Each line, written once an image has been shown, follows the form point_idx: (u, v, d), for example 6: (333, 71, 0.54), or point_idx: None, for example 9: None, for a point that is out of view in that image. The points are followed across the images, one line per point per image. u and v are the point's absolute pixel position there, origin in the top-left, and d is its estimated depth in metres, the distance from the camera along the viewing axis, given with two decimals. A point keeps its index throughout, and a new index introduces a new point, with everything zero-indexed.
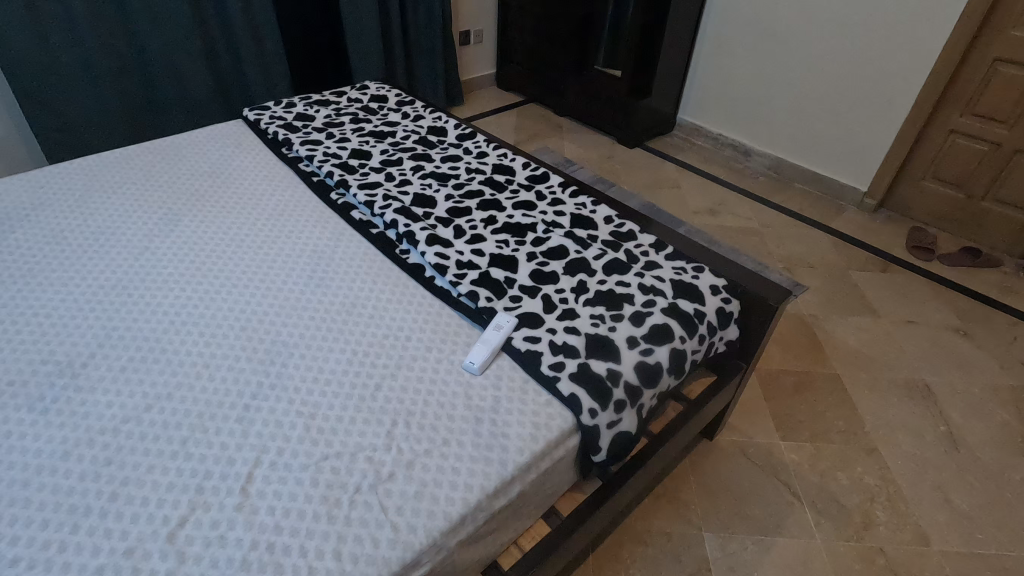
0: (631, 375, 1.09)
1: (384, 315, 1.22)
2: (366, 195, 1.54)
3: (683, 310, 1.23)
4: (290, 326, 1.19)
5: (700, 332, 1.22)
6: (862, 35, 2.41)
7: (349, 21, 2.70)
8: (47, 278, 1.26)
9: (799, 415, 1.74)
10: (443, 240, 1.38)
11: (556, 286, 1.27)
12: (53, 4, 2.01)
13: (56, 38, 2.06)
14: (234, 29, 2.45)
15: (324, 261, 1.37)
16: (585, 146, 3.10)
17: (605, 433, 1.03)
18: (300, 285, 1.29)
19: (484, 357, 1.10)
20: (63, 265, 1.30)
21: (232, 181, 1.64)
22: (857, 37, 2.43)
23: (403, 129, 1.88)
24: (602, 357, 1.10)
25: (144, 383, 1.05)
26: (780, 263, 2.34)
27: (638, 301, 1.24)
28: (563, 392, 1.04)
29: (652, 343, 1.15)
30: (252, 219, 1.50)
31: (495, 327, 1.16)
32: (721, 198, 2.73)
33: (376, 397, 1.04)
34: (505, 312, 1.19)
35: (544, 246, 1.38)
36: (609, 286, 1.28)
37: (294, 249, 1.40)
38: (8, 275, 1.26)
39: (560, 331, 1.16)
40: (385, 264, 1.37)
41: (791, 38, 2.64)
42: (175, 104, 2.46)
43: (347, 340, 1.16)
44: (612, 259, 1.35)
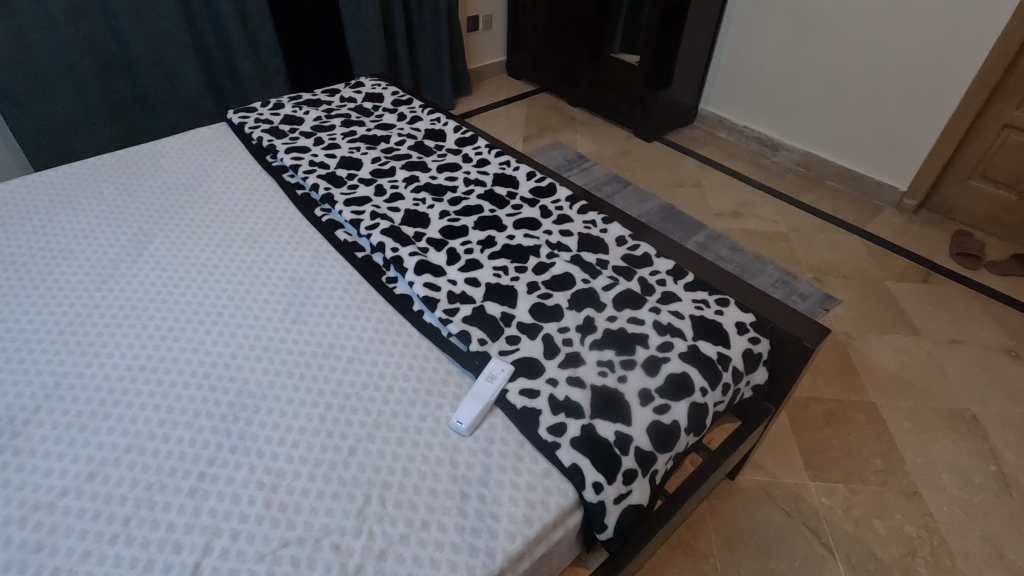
0: (643, 439, 0.94)
1: (364, 359, 1.08)
2: (353, 212, 1.39)
3: (704, 355, 1.08)
4: (259, 370, 1.06)
5: (723, 381, 1.06)
6: (905, 21, 2.19)
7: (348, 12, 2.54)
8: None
9: (831, 450, 1.58)
10: (434, 267, 1.24)
11: (560, 324, 1.12)
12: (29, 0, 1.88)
13: (33, 36, 1.93)
14: (224, 22, 2.30)
15: (302, 292, 1.23)
16: (599, 140, 2.91)
17: (613, 510, 0.89)
18: (274, 320, 1.16)
19: (475, 415, 0.96)
20: (17, 299, 1.18)
21: (208, 194, 1.51)
22: (899, 23, 2.21)
23: (398, 132, 1.73)
24: (609, 417, 0.96)
25: (89, 445, 0.93)
26: (809, 272, 2.16)
27: (653, 344, 1.09)
28: (562, 461, 0.90)
29: (668, 397, 1.00)
30: (229, 239, 1.37)
31: (488, 377, 1.02)
32: (745, 198, 2.54)
33: (349, 464, 0.91)
34: (500, 358, 1.05)
35: (547, 274, 1.23)
36: (620, 324, 1.12)
37: (271, 277, 1.27)
38: None
39: (561, 382, 1.01)
40: (370, 294, 1.23)
41: (825, 23, 2.42)
42: (164, 102, 2.32)
43: (320, 389, 1.02)
44: (623, 289, 1.19)
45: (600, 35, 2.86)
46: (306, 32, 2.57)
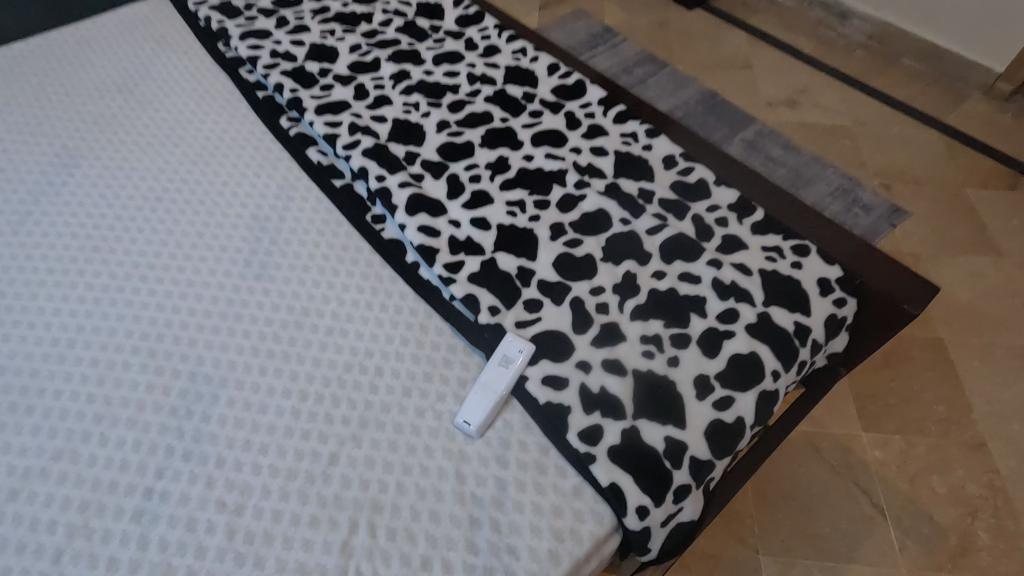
0: (698, 446, 0.74)
1: (346, 330, 0.86)
2: (327, 124, 1.09)
3: (778, 327, 0.84)
4: (216, 345, 0.84)
5: (800, 359, 0.83)
6: None
7: None
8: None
9: (887, 397, 1.40)
10: (431, 203, 0.97)
11: (593, 285, 0.88)
12: None
13: None
14: None
15: (269, 236, 0.97)
16: (631, 7, 2.42)
17: (658, 533, 0.72)
18: (234, 275, 0.92)
19: (485, 415, 0.76)
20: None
21: (149, 95, 1.19)
22: None
23: (382, 8, 1.35)
24: (656, 418, 0.75)
25: (11, 450, 0.75)
26: (876, 178, 1.84)
27: (712, 312, 0.85)
28: (598, 479, 0.71)
29: (732, 387, 0.79)
30: (176, 161, 1.08)
31: (502, 362, 0.80)
32: (803, 83, 2.13)
33: (330, 479, 0.73)
34: (517, 334, 0.83)
35: (575, 213, 0.96)
36: (669, 283, 0.88)
37: (229, 214, 1.00)
38: None
39: (595, 368, 0.79)
40: (352, 237, 0.97)
41: None
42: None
43: (293, 372, 0.82)
44: (673, 233, 0.93)
45: None
46: None
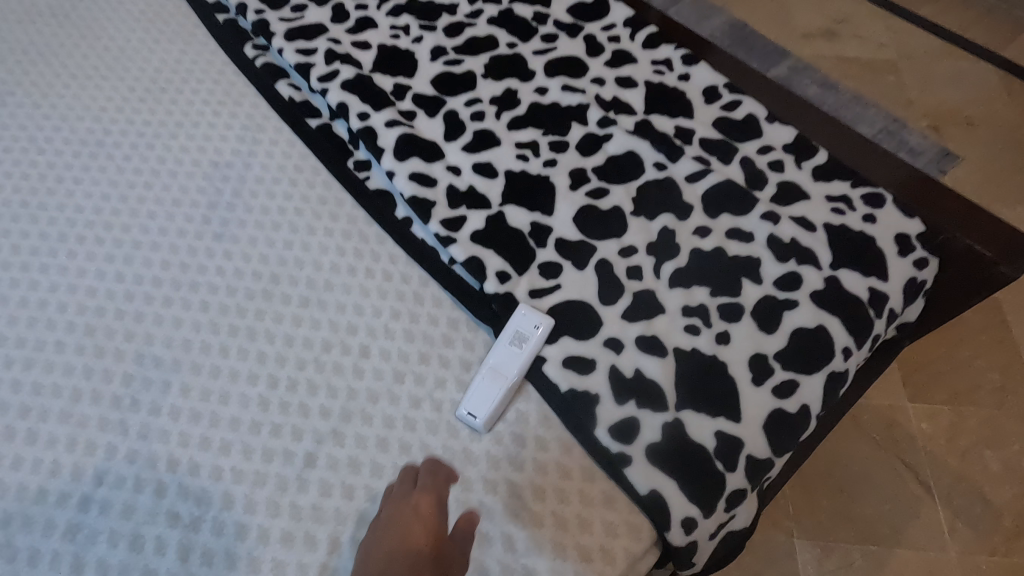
0: (755, 443, 0.61)
1: (325, 301, 0.71)
2: (300, 52, 0.91)
3: (849, 295, 0.69)
4: (168, 322, 0.70)
5: (875, 333, 0.69)
6: None
7: None
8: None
9: (938, 364, 1.25)
10: (425, 146, 0.81)
11: (622, 244, 0.72)
12: None
13: None
14: None
15: (231, 187, 0.81)
16: None
17: (705, 548, 0.60)
18: (190, 234, 0.76)
19: (494, 407, 0.62)
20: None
21: (83, 16, 0.99)
22: None
23: None
24: (704, 410, 0.61)
25: None
26: (924, 118, 1.64)
27: (769, 276, 0.70)
28: (634, 486, 0.58)
29: (796, 368, 0.64)
30: (118, 95, 0.89)
31: (515, 342, 0.65)
32: (844, 10, 1.90)
33: (306, 485, 0.60)
34: (531, 306, 0.68)
35: (600, 156, 0.80)
36: (716, 242, 0.72)
37: (182, 160, 0.83)
38: None
39: (628, 347, 0.65)
40: (331, 189, 0.81)
41: None
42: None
43: (260, 354, 0.68)
44: (720, 180, 0.76)
45: None
46: None
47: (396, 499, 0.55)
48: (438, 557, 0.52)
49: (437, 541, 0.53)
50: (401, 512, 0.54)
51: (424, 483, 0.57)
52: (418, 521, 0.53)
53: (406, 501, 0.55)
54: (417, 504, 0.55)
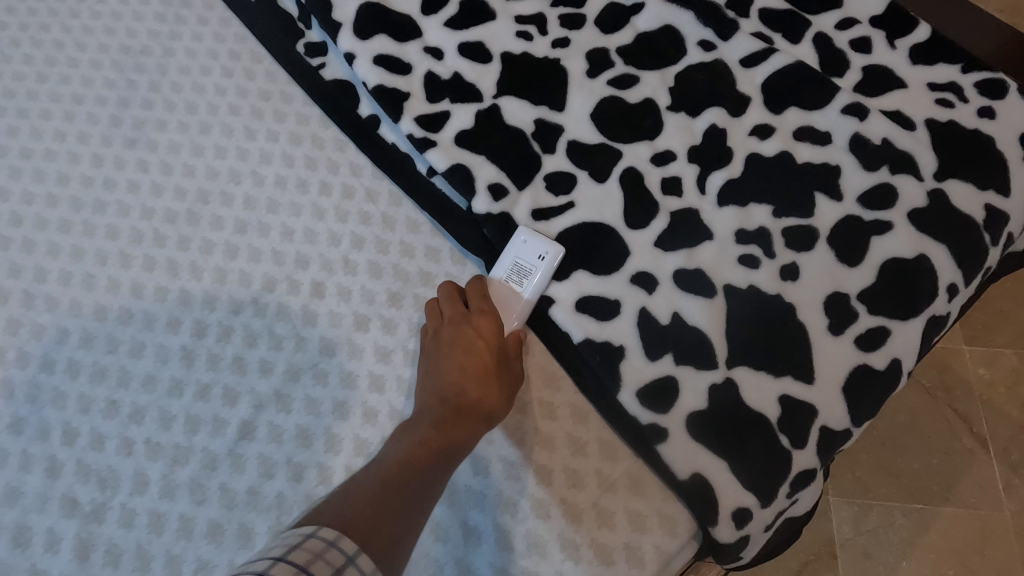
0: (831, 409, 0.46)
1: (268, 225, 0.55)
2: None
3: (958, 214, 0.51)
4: (65, 252, 0.54)
5: (987, 266, 0.52)
6: None
7: None
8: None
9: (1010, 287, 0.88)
10: (397, 21, 0.61)
11: (655, 149, 0.55)
12: None
13: None
14: None
15: (146, 77, 0.62)
16: None
17: (757, 543, 0.46)
18: (93, 140, 0.59)
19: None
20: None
21: None
22: None
23: None
24: (766, 366, 0.46)
25: None
26: None
27: (852, 190, 0.52)
28: (671, 468, 0.44)
29: (886, 312, 0.48)
30: None
31: (514, 276, 0.49)
32: None
33: (240, 463, 0.46)
34: (528, 230, 0.51)
35: (627, 34, 0.61)
36: (780, 145, 0.54)
37: (83, 41, 0.64)
38: None
39: (663, 284, 0.49)
40: (274, 78, 0.62)
41: None
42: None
43: (183, 294, 0.52)
44: (787, 62, 0.57)
45: None
46: None
47: (452, 315, 0.46)
48: (501, 375, 0.44)
49: (501, 362, 0.45)
50: (457, 332, 0.45)
51: (479, 299, 0.47)
52: (478, 341, 0.45)
53: (462, 319, 0.46)
54: (475, 323, 0.46)
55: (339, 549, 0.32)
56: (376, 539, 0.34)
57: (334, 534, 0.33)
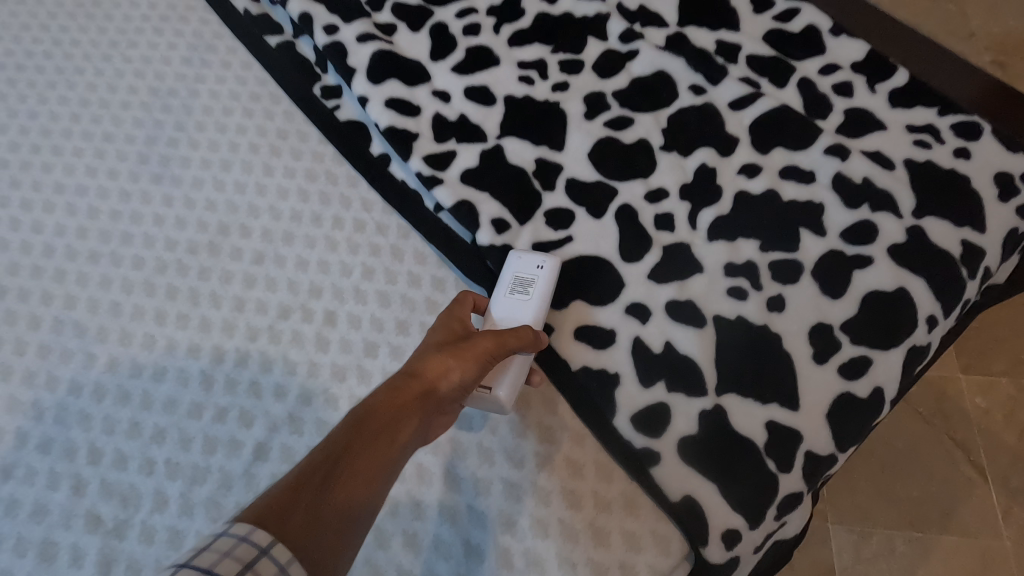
0: (816, 435, 0.48)
1: (284, 257, 0.58)
2: None
3: (936, 249, 0.54)
4: (93, 282, 0.57)
5: (966, 299, 0.55)
6: None
7: None
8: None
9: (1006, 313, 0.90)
10: (407, 66, 0.66)
11: (649, 186, 0.58)
12: None
13: None
14: None
15: (172, 117, 0.66)
16: None
17: (747, 564, 0.47)
18: (122, 176, 0.63)
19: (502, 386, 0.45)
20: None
21: None
22: None
23: None
24: (753, 393, 0.49)
25: None
26: None
27: (835, 226, 0.55)
28: (663, 490, 0.46)
29: (868, 343, 0.51)
30: (41, 9, 0.74)
31: (517, 289, 0.50)
32: None
33: (254, 483, 0.49)
34: (518, 253, 0.52)
35: (623, 78, 0.65)
36: (766, 183, 0.58)
37: (115, 84, 0.69)
38: None
39: (656, 315, 0.52)
40: (291, 118, 0.66)
41: None
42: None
43: (203, 321, 0.55)
44: (773, 106, 0.61)
45: None
46: None
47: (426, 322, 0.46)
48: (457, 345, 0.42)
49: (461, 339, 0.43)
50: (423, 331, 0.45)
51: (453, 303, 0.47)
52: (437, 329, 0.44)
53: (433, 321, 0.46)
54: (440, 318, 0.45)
55: (250, 543, 0.29)
56: (298, 528, 0.31)
57: (247, 529, 0.30)
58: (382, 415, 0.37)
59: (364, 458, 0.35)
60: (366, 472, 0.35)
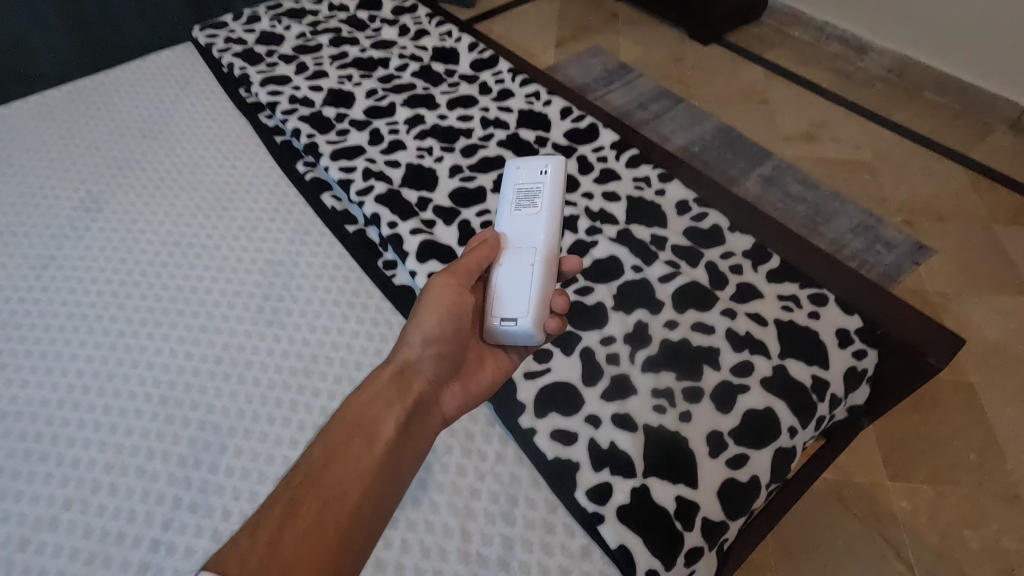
0: (711, 507, 0.72)
1: (356, 379, 0.86)
2: (341, 170, 1.11)
3: (794, 381, 0.81)
4: (226, 393, 0.85)
5: (819, 415, 0.80)
6: None
7: None
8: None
9: (919, 444, 1.33)
10: (442, 249, 0.98)
11: (603, 334, 0.87)
12: None
13: None
14: None
15: (281, 281, 0.98)
16: (646, 44, 2.49)
17: None
18: (247, 322, 0.93)
19: (538, 282, 0.70)
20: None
21: (166, 141, 1.23)
22: None
23: (399, 53, 1.40)
24: (667, 476, 0.73)
25: (24, 498, 0.76)
26: (899, 214, 1.81)
27: (725, 365, 0.83)
28: (606, 541, 0.69)
29: (746, 444, 0.76)
30: (193, 206, 1.10)
31: (525, 206, 0.78)
32: (822, 117, 2.13)
33: None
34: (528, 177, 0.81)
35: (586, 259, 0.96)
36: (682, 333, 0.86)
37: (242, 258, 1.02)
38: None
39: (606, 423, 0.78)
40: (362, 283, 0.98)
41: None
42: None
43: (301, 423, 0.82)
44: (686, 281, 0.92)
45: None
46: None
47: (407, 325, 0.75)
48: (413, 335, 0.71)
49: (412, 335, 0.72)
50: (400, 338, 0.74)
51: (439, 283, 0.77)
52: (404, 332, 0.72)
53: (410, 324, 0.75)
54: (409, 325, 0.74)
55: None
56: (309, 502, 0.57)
57: None
58: (354, 421, 0.64)
59: (353, 437, 0.63)
60: (356, 450, 0.62)
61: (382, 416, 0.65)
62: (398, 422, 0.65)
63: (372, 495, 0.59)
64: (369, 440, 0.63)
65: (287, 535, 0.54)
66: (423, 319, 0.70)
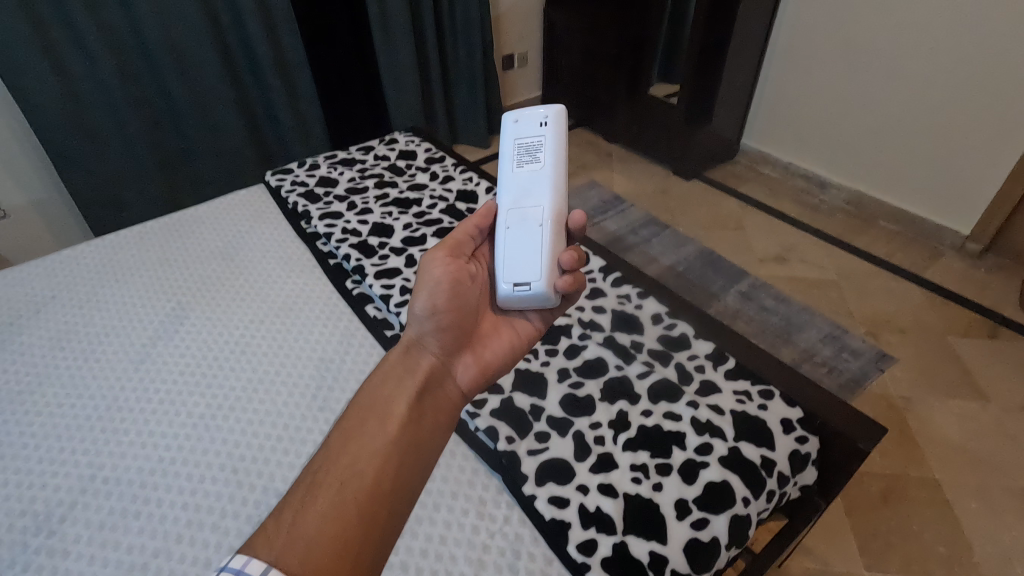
0: (678, 561, 0.88)
1: None
2: (382, 287, 1.38)
3: (746, 459, 1.00)
4: (286, 465, 1.05)
5: (768, 488, 0.98)
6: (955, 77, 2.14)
7: (388, 72, 2.68)
8: (35, 408, 1.17)
9: (891, 536, 1.45)
10: None
11: (592, 420, 1.08)
12: (90, 82, 2.02)
13: (95, 113, 2.07)
14: (270, 88, 2.42)
15: (331, 374, 1.22)
16: (636, 179, 2.90)
17: None
18: (304, 407, 1.15)
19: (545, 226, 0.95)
20: (52, 392, 1.20)
21: (242, 263, 1.52)
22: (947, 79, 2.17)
23: (430, 194, 1.74)
24: (642, 534, 0.91)
25: (121, 546, 0.94)
26: (862, 326, 2.04)
27: (690, 445, 1.02)
28: None
29: (707, 509, 0.94)
30: (262, 314, 1.37)
31: (528, 159, 1.02)
32: (791, 242, 2.45)
33: None
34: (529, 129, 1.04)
35: (578, 359, 1.20)
36: (655, 419, 1.07)
37: (301, 356, 1.26)
38: (22, 389, 1.22)
39: (593, 491, 0.96)
40: None
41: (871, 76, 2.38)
42: (205, 142, 2.38)
43: None
44: (659, 377, 1.15)
45: (637, 73, 2.93)
46: (348, 100, 2.73)
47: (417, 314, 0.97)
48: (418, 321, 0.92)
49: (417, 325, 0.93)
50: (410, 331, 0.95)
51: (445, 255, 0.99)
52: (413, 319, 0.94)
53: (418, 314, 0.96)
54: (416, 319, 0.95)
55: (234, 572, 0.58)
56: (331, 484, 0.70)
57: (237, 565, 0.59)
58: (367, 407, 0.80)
59: (369, 416, 0.79)
60: (370, 428, 0.77)
61: (392, 394, 0.82)
62: (407, 396, 0.82)
63: (387, 463, 0.73)
64: (381, 417, 0.78)
65: (311, 514, 0.66)
66: (426, 301, 0.92)
